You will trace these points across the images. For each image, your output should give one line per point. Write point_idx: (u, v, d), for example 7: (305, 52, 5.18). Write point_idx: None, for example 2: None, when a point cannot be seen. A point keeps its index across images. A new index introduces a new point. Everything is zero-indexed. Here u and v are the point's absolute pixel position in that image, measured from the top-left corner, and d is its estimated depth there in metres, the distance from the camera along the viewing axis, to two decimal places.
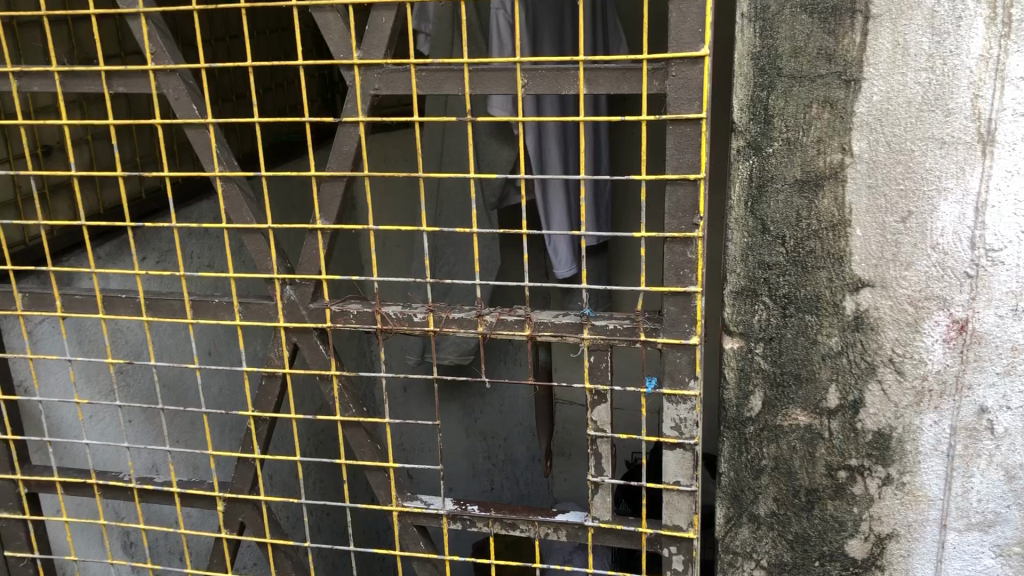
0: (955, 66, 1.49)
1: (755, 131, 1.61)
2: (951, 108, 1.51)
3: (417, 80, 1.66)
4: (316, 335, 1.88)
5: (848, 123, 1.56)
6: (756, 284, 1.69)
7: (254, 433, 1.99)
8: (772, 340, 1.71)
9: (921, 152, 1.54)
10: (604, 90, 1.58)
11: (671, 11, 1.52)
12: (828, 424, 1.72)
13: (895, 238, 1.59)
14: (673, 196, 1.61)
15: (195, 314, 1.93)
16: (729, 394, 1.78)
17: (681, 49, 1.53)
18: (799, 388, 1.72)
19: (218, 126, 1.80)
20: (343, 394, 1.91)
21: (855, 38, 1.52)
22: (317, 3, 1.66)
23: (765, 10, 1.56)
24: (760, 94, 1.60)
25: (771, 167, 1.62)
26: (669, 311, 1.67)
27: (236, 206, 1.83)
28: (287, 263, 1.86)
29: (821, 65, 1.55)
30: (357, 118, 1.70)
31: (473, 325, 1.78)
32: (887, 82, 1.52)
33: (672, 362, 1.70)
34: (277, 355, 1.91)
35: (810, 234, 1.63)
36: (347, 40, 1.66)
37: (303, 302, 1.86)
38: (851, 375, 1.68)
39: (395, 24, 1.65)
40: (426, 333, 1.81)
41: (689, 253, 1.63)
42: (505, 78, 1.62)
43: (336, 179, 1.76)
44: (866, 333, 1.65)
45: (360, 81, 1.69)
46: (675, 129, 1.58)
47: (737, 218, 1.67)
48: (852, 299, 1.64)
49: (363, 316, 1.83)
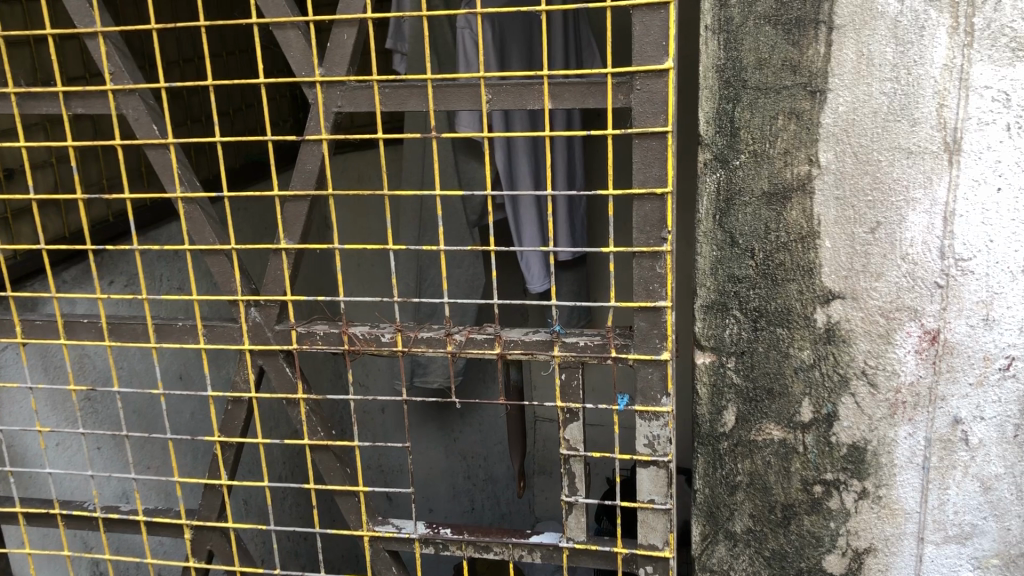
0: (919, 75, 1.48)
1: (721, 143, 1.60)
2: (917, 118, 1.50)
3: (381, 97, 1.63)
4: (282, 357, 1.83)
5: (814, 135, 1.55)
6: (726, 298, 1.67)
7: (220, 459, 1.94)
8: (744, 354, 1.69)
9: (889, 162, 1.53)
10: (569, 105, 1.56)
11: (635, 24, 1.50)
12: (802, 438, 1.70)
13: (865, 249, 1.58)
14: (640, 211, 1.59)
15: (159, 338, 1.89)
16: (702, 409, 1.76)
17: (645, 63, 1.52)
18: (772, 402, 1.70)
19: (180, 147, 1.76)
20: (311, 417, 1.87)
21: (819, 48, 1.51)
22: (277, 20, 1.62)
23: (728, 22, 1.55)
24: (726, 107, 1.59)
25: (738, 180, 1.61)
26: (639, 326, 1.65)
27: (198, 227, 1.78)
28: (252, 284, 1.82)
29: (786, 77, 1.54)
30: (320, 136, 1.66)
31: (442, 344, 1.75)
32: (852, 93, 1.51)
33: (644, 379, 1.68)
34: (243, 380, 1.86)
35: (779, 246, 1.62)
36: (308, 57, 1.63)
37: (268, 324, 1.81)
38: (825, 388, 1.67)
39: (357, 41, 1.62)
40: (395, 353, 1.78)
41: (658, 267, 1.61)
42: (469, 94, 1.60)
43: (299, 198, 1.72)
44: (838, 345, 1.64)
45: (322, 99, 1.65)
46: (640, 143, 1.56)
47: (705, 232, 1.65)
48: (823, 311, 1.63)
49: (330, 338, 1.79)
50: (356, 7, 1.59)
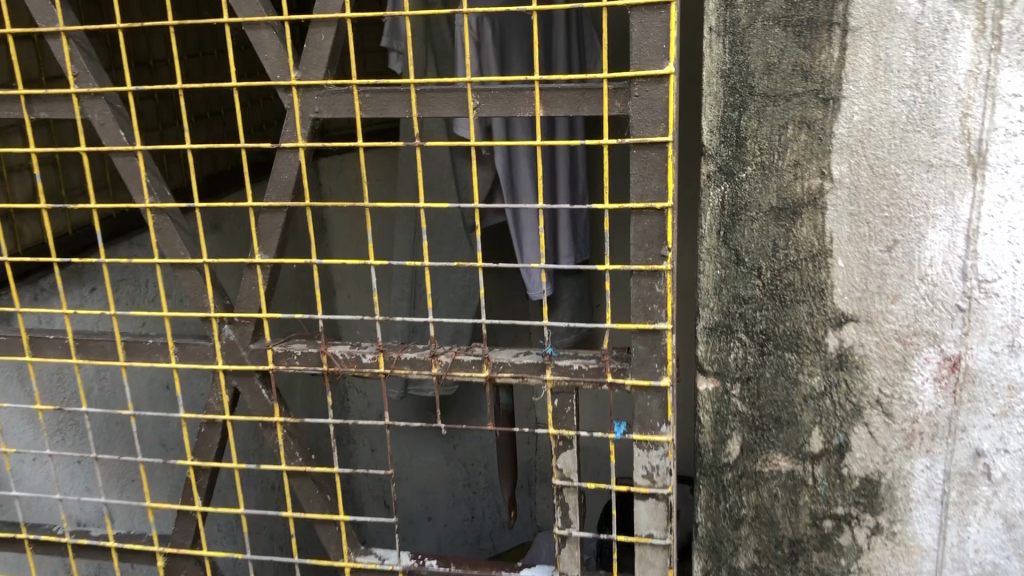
0: (941, 82, 1.37)
1: (727, 154, 1.49)
2: (938, 128, 1.39)
3: (361, 103, 1.52)
4: (258, 378, 1.72)
5: (826, 146, 1.44)
6: (731, 320, 1.56)
7: (194, 484, 1.82)
8: (749, 380, 1.58)
9: (907, 175, 1.42)
10: (563, 112, 1.46)
11: (633, 26, 1.39)
12: (812, 470, 1.59)
13: (880, 269, 1.46)
14: (639, 226, 1.48)
15: (128, 356, 1.78)
16: (704, 438, 1.64)
17: (644, 67, 1.41)
18: (780, 432, 1.59)
19: (149, 153, 1.66)
20: (289, 442, 1.75)
21: (832, 53, 1.40)
22: (250, 19, 1.52)
23: (734, 24, 1.44)
24: (731, 115, 1.47)
25: (745, 194, 1.49)
26: (637, 350, 1.54)
27: (168, 239, 1.68)
28: (226, 300, 1.71)
29: (797, 83, 1.43)
30: (297, 144, 1.55)
31: (427, 365, 1.63)
32: (868, 100, 1.40)
33: (642, 406, 1.57)
34: (217, 401, 1.75)
35: (788, 265, 1.50)
36: (283, 60, 1.52)
37: (243, 342, 1.70)
38: (836, 417, 1.56)
39: (335, 42, 1.51)
40: (378, 375, 1.66)
41: (658, 287, 1.50)
42: (454, 99, 1.49)
43: (275, 209, 1.61)
44: (851, 372, 1.53)
45: (298, 103, 1.54)
46: (639, 154, 1.45)
47: (708, 249, 1.54)
48: (834, 335, 1.52)
49: (308, 358, 1.68)
50: (335, 5, 1.48)
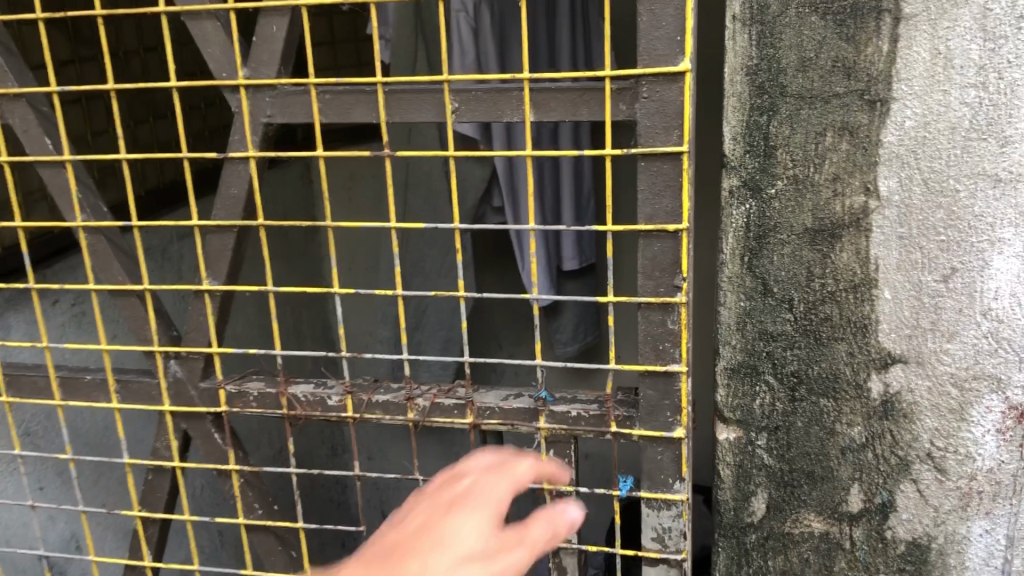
0: (1013, 81, 1.13)
1: (753, 166, 1.26)
2: (1008, 136, 1.15)
3: (320, 105, 1.29)
4: (210, 421, 1.50)
5: (872, 156, 1.20)
6: (757, 360, 1.33)
7: (142, 538, 1.59)
8: (779, 429, 1.35)
9: (968, 193, 1.18)
10: (557, 117, 1.23)
11: (641, 14, 1.16)
12: (849, 533, 1.36)
13: (934, 302, 1.23)
14: (648, 252, 1.25)
15: (65, 394, 1.56)
16: (725, 494, 1.42)
17: (653, 64, 1.17)
18: (812, 489, 1.36)
19: (81, 163, 1.44)
20: (246, 493, 1.53)
21: (881, 45, 1.16)
22: (190, 8, 1.29)
23: (763, 11, 1.20)
24: (759, 119, 1.24)
25: (774, 213, 1.26)
26: (646, 395, 1.31)
27: (104, 264, 1.46)
28: (173, 332, 1.49)
29: (838, 81, 1.19)
30: (247, 153, 1.33)
31: (402, 410, 1.41)
32: (923, 102, 1.16)
33: (651, 460, 1.35)
34: (165, 446, 1.53)
35: (824, 297, 1.27)
36: (229, 55, 1.29)
37: (192, 381, 1.48)
38: (879, 473, 1.32)
39: (290, 35, 1.28)
40: (345, 421, 1.43)
41: (671, 322, 1.27)
42: (429, 101, 1.26)
43: (224, 229, 1.38)
44: (897, 422, 1.29)
45: (248, 107, 1.31)
46: (648, 166, 1.22)
47: (730, 276, 1.30)
48: (879, 379, 1.28)
49: (265, 399, 1.45)
50: None
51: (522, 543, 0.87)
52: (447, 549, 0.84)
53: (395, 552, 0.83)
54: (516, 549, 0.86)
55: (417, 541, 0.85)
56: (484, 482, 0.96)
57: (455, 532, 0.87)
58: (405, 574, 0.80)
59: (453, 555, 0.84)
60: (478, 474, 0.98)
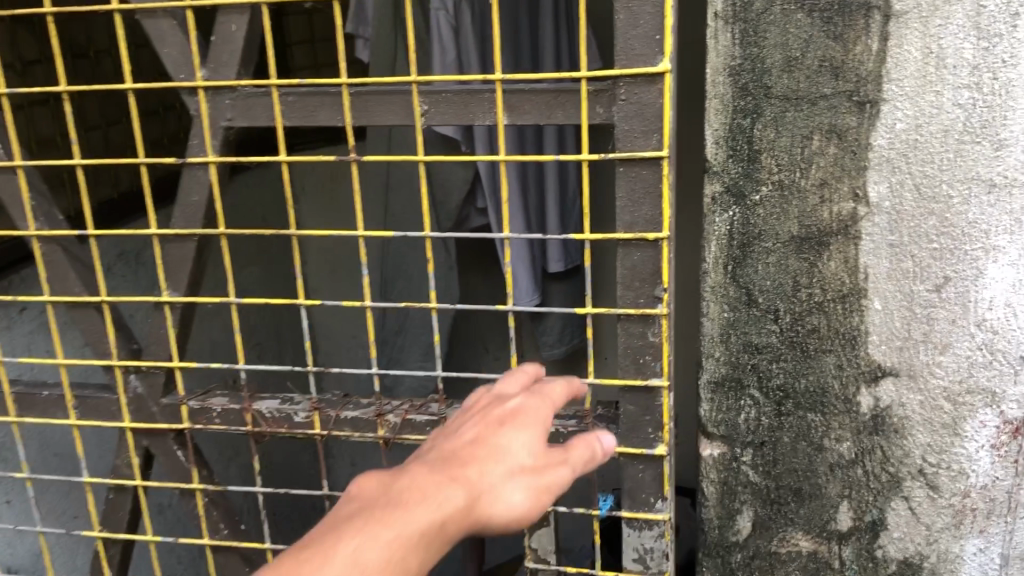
0: (1008, 82, 1.08)
1: (737, 171, 1.19)
2: (1003, 139, 1.10)
3: (282, 108, 1.23)
4: (172, 438, 1.43)
5: (861, 160, 1.15)
6: (742, 373, 1.27)
7: (103, 560, 1.53)
8: (765, 445, 1.29)
9: (962, 199, 1.13)
10: (531, 121, 1.17)
11: (619, 11, 1.09)
12: (838, 552, 1.31)
13: (926, 313, 1.18)
14: (627, 261, 1.19)
15: (20, 410, 1.50)
16: (708, 513, 1.35)
17: (631, 64, 1.11)
18: (800, 506, 1.30)
19: (33, 169, 1.37)
20: (211, 512, 1.46)
21: (870, 44, 1.11)
22: (144, 6, 1.22)
23: (747, 8, 1.13)
24: (742, 122, 1.17)
25: (758, 221, 1.20)
26: (626, 411, 1.26)
27: (59, 274, 1.39)
28: (132, 344, 1.43)
29: (825, 82, 1.13)
30: (206, 159, 1.26)
31: (371, 426, 1.34)
32: (914, 104, 1.11)
33: (632, 478, 1.29)
34: (125, 464, 1.46)
35: (811, 308, 1.21)
36: (187, 56, 1.23)
37: (153, 397, 1.41)
38: (869, 490, 1.27)
39: (250, 34, 1.22)
40: (313, 438, 1.37)
41: (651, 335, 1.22)
42: (397, 103, 1.20)
43: (183, 238, 1.32)
44: (888, 437, 1.24)
45: (207, 110, 1.25)
46: (626, 172, 1.16)
47: (713, 286, 1.24)
48: (868, 393, 1.23)
49: (229, 416, 1.39)
50: None
51: (565, 459, 0.88)
52: (498, 461, 0.85)
53: (450, 461, 0.83)
54: (560, 465, 0.87)
55: (470, 450, 0.85)
56: (532, 398, 0.93)
57: (506, 440, 0.87)
58: (461, 486, 0.81)
59: (504, 467, 0.85)
60: (524, 394, 0.93)
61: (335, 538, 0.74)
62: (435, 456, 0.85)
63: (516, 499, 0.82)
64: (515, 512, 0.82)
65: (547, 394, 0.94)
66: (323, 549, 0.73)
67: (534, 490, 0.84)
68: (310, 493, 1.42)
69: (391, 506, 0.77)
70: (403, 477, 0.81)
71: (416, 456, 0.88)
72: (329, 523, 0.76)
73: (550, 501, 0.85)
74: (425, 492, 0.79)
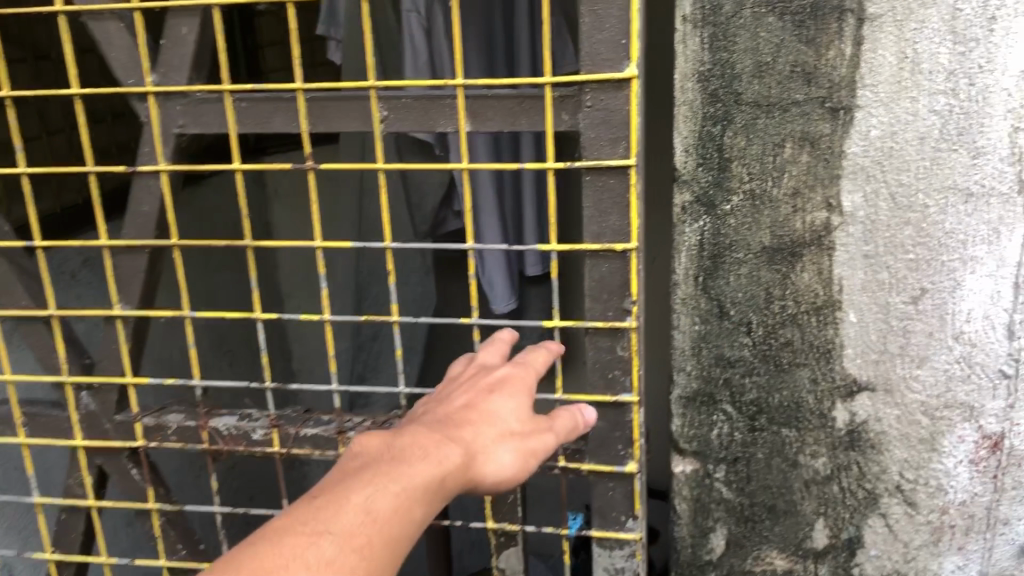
0: (986, 88, 1.05)
1: (708, 179, 1.15)
2: (980, 146, 1.07)
3: (236, 114, 1.19)
4: (126, 456, 1.38)
5: (834, 168, 1.11)
6: (714, 388, 1.23)
7: None
8: (738, 461, 1.25)
9: (939, 209, 1.10)
10: (494, 128, 1.13)
11: (584, 14, 1.05)
12: (814, 570, 1.28)
13: (903, 326, 1.14)
14: (595, 273, 1.15)
15: None
16: (681, 531, 1.31)
17: (597, 70, 1.07)
18: (774, 524, 1.27)
19: None
20: (168, 533, 1.41)
21: (844, 49, 1.07)
22: (90, 8, 1.17)
23: (716, 11, 1.09)
24: (712, 129, 1.13)
25: (729, 231, 1.16)
26: (596, 427, 1.22)
27: (5, 287, 1.33)
28: (84, 359, 1.37)
29: (797, 88, 1.09)
30: (157, 167, 1.21)
31: (332, 444, 1.30)
32: (889, 110, 1.07)
33: (602, 496, 1.25)
34: (78, 483, 1.41)
35: (784, 321, 1.18)
36: (135, 60, 1.18)
37: (105, 414, 1.36)
38: (845, 507, 1.23)
39: (202, 37, 1.17)
40: (272, 456, 1.33)
41: (620, 349, 1.18)
42: (355, 109, 1.16)
43: (134, 249, 1.27)
44: (865, 453, 1.21)
45: (157, 116, 1.20)
46: (592, 181, 1.12)
47: (683, 298, 1.20)
48: (844, 408, 1.19)
49: (185, 433, 1.34)
50: None
51: (548, 426, 1.00)
52: (490, 426, 0.95)
53: (448, 423, 0.93)
54: (543, 433, 0.98)
55: (465, 415, 0.95)
56: (516, 372, 1.04)
57: (495, 409, 0.97)
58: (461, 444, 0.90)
59: (495, 430, 0.95)
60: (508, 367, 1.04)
61: (354, 481, 0.81)
62: (433, 420, 0.94)
63: (506, 460, 0.93)
64: (505, 471, 0.92)
65: (527, 367, 1.05)
66: (344, 492, 0.80)
67: (522, 453, 0.94)
68: (267, 514, 1.36)
69: (403, 457, 0.85)
70: (407, 434, 0.90)
71: (412, 422, 0.97)
72: (342, 473, 0.84)
73: (534, 464, 0.96)
74: (427, 450, 0.87)
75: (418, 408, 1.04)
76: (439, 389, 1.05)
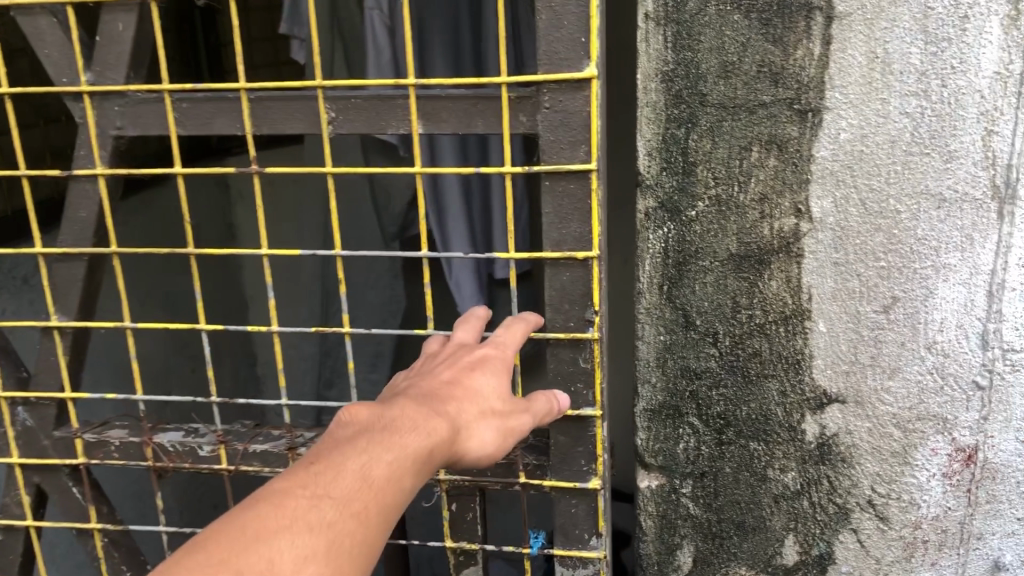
0: (958, 89, 1.01)
1: (672, 184, 1.11)
2: (953, 150, 1.03)
3: (177, 116, 1.12)
4: (66, 475, 1.31)
5: (803, 173, 1.07)
6: (680, 400, 1.19)
7: None
8: (705, 476, 1.21)
9: (910, 215, 1.05)
10: (449, 131, 1.08)
11: (540, 11, 1.00)
12: None
13: (874, 336, 1.10)
14: (555, 281, 1.10)
15: None
16: (648, 549, 1.27)
17: (555, 70, 1.02)
18: (743, 540, 1.22)
19: None
20: (112, 554, 1.35)
21: (812, 48, 1.03)
22: (20, 3, 1.11)
23: (680, 8, 1.04)
24: (676, 133, 1.09)
25: (695, 238, 1.11)
26: (557, 442, 1.16)
27: None
28: (21, 373, 1.31)
29: (764, 88, 1.05)
30: (94, 171, 1.15)
31: (282, 460, 1.24)
32: (859, 112, 1.03)
33: (564, 513, 1.20)
34: (16, 501, 1.34)
35: (752, 331, 1.13)
36: (69, 58, 1.12)
37: (43, 430, 1.29)
38: (815, 523, 1.19)
39: (139, 34, 1.11)
40: (219, 473, 1.27)
41: (582, 361, 1.13)
42: (302, 110, 1.10)
43: (71, 257, 1.20)
44: (835, 467, 1.16)
45: (93, 117, 1.13)
46: (552, 187, 1.07)
47: (647, 308, 1.16)
48: (814, 420, 1.15)
49: (128, 450, 1.28)
50: None
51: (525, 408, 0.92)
52: (473, 402, 0.86)
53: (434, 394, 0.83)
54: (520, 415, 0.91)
55: (450, 390, 0.86)
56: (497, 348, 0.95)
57: (476, 385, 0.89)
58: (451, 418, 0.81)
59: (478, 408, 0.86)
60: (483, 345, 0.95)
61: (347, 446, 0.71)
62: (417, 392, 0.84)
63: (488, 437, 0.84)
64: (487, 450, 0.84)
65: (505, 347, 0.96)
66: (338, 455, 0.69)
67: (501, 433, 0.87)
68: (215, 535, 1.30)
69: (396, 424, 0.75)
70: (394, 403, 0.79)
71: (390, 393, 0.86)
72: (329, 438, 0.73)
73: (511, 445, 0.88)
74: (416, 420, 0.77)
75: (394, 380, 0.93)
76: (415, 364, 0.95)
